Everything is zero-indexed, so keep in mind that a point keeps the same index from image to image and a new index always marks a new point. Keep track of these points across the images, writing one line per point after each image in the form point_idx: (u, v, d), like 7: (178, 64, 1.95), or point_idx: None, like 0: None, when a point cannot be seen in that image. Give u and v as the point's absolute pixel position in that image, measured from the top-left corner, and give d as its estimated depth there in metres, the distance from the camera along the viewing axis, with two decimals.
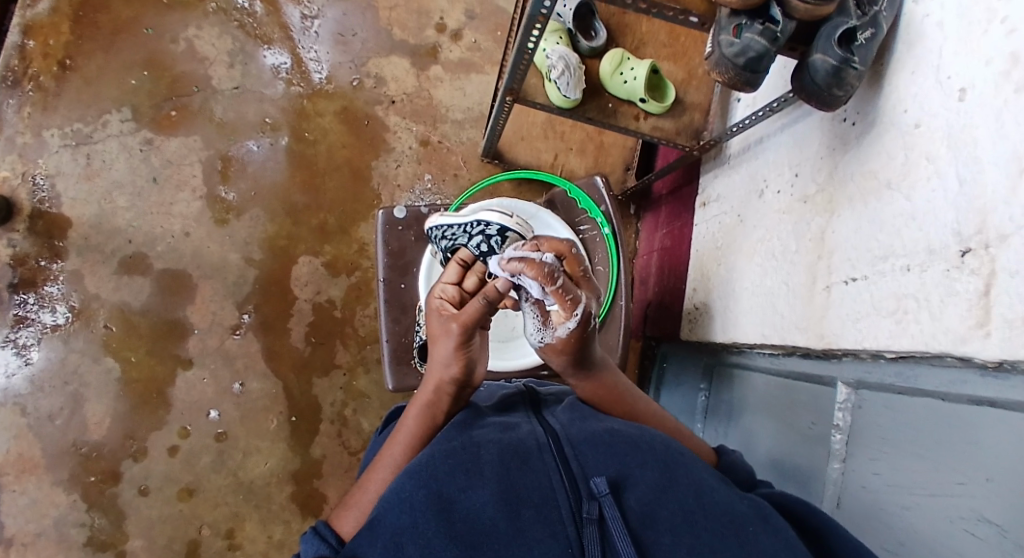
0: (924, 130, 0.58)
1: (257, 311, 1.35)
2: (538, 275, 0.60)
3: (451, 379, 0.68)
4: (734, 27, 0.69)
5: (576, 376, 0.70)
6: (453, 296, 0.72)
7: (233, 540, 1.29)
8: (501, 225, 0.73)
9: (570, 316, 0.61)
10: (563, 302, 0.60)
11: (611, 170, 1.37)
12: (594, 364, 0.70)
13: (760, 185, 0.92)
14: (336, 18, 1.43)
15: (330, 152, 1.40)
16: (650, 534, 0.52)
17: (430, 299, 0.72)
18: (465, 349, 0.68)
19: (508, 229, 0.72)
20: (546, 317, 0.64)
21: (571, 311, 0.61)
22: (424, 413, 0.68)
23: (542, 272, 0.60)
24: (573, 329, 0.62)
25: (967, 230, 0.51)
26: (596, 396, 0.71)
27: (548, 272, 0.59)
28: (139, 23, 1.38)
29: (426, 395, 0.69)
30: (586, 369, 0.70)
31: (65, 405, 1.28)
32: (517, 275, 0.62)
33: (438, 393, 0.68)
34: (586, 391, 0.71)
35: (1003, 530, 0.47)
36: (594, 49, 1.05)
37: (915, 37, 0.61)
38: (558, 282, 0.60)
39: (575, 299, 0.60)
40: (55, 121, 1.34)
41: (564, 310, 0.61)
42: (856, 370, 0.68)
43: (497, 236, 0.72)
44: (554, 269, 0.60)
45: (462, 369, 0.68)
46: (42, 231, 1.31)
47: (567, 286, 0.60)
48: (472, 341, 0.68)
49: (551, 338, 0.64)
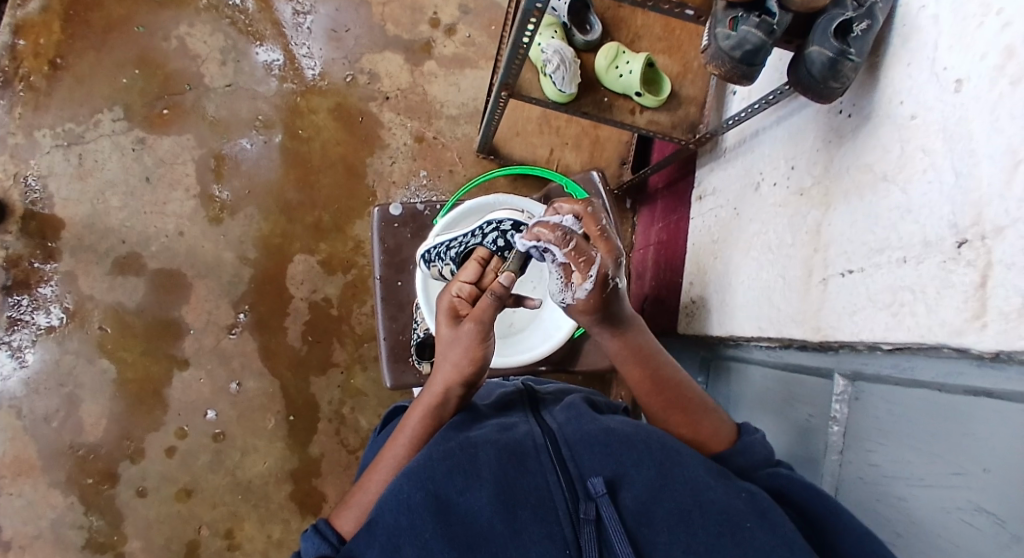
0: (920, 123, 0.57)
1: (252, 310, 1.34)
2: (552, 233, 0.61)
3: (463, 377, 0.67)
4: (731, 19, 0.68)
5: (604, 332, 0.69)
6: (469, 294, 0.70)
7: (232, 539, 1.29)
8: (513, 221, 0.78)
9: (587, 276, 0.61)
10: (578, 262, 0.60)
11: (607, 164, 1.36)
12: (624, 322, 0.68)
13: (756, 179, 0.91)
14: (329, 14, 1.42)
15: (324, 149, 1.39)
16: (647, 534, 0.53)
17: (443, 297, 0.70)
18: (479, 346, 0.67)
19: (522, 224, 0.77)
20: (566, 276, 0.62)
21: (586, 272, 0.60)
22: (425, 416, 0.67)
23: (558, 234, 0.61)
24: (591, 290, 0.61)
25: (962, 223, 0.51)
26: (621, 353, 0.70)
27: (563, 234, 0.61)
28: (130, 21, 1.36)
29: (433, 397, 0.68)
30: (615, 327, 0.68)
31: (61, 406, 1.28)
32: (536, 240, 0.63)
33: (447, 394, 0.68)
34: (613, 347, 0.70)
35: (1000, 521, 0.47)
36: (589, 43, 1.05)
37: (910, 29, 0.61)
38: (571, 244, 0.60)
39: (590, 259, 0.60)
40: (46, 120, 1.33)
41: (580, 270, 0.61)
42: (853, 363, 0.68)
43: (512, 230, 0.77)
44: (568, 231, 0.61)
45: (476, 365, 0.67)
46: (35, 231, 1.30)
47: (582, 247, 0.60)
48: (490, 341, 0.68)
49: (572, 300, 0.63)
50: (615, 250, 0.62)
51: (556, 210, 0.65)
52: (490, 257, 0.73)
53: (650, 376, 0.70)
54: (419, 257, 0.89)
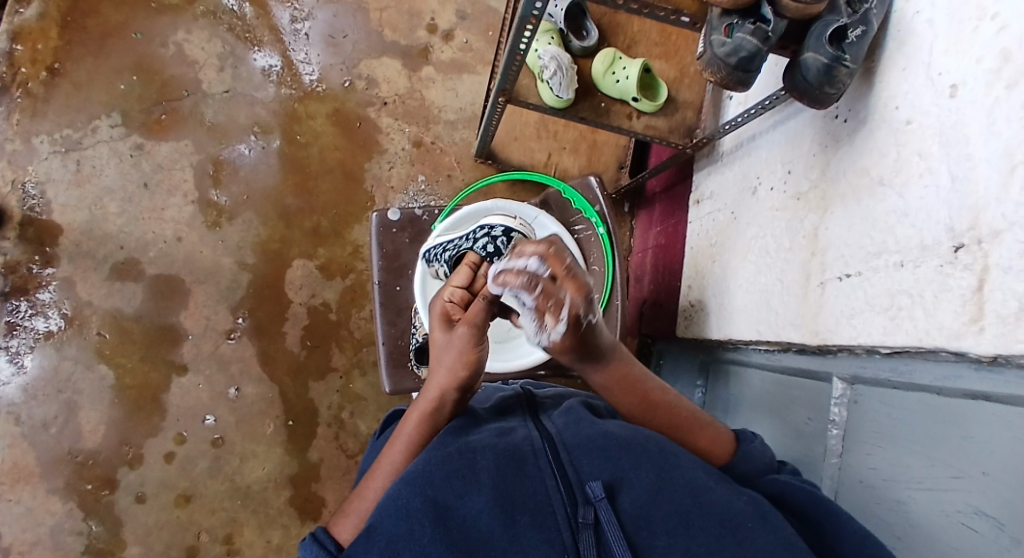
0: (915, 127, 0.58)
1: (251, 315, 1.34)
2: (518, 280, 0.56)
3: (459, 382, 0.67)
4: (726, 26, 0.69)
5: (588, 367, 0.66)
6: (461, 298, 0.70)
7: (231, 545, 1.29)
8: (505, 227, 0.79)
9: (559, 319, 0.56)
10: (546, 307, 0.55)
11: (604, 169, 1.37)
12: (606, 354, 0.65)
13: (753, 183, 0.92)
14: (327, 20, 1.42)
15: (323, 154, 1.39)
16: (646, 537, 0.53)
17: (436, 302, 0.70)
18: (471, 350, 0.67)
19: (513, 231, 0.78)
20: (538, 320, 0.58)
21: (558, 315, 0.56)
22: (420, 421, 0.67)
23: (524, 279, 0.56)
24: (565, 331, 0.58)
25: (959, 227, 0.52)
26: (610, 383, 0.68)
27: (529, 279, 0.55)
28: (128, 28, 1.37)
29: (429, 402, 0.68)
30: (598, 360, 0.65)
31: (59, 412, 1.27)
32: (502, 286, 0.58)
33: (442, 399, 0.67)
34: (600, 379, 0.68)
35: (999, 522, 0.47)
36: (586, 48, 1.05)
37: (905, 35, 0.61)
38: (538, 289, 0.55)
39: (560, 302, 0.55)
40: (44, 127, 1.33)
41: (552, 315, 0.56)
42: (851, 365, 0.68)
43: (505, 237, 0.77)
44: (534, 276, 0.55)
45: (471, 369, 0.67)
46: (33, 238, 1.30)
47: (549, 291, 0.55)
48: (483, 343, 0.67)
49: (550, 340, 0.59)
50: (586, 287, 0.56)
51: (522, 249, 0.58)
52: (481, 262, 0.73)
53: (642, 401, 0.68)
54: (423, 258, 0.92)
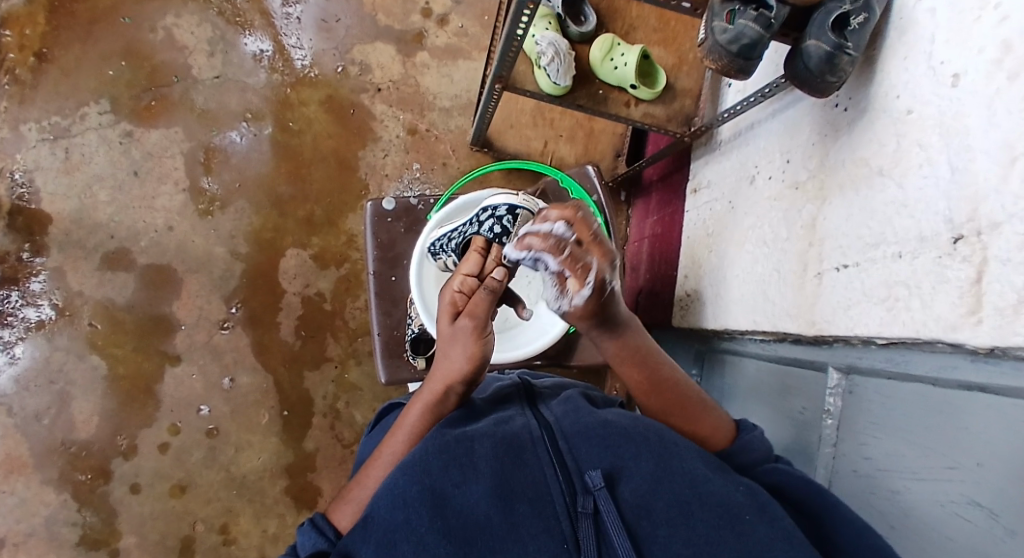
0: (915, 117, 0.57)
1: (244, 305, 1.33)
2: (545, 245, 0.57)
3: (465, 376, 0.66)
4: (728, 12, 0.68)
5: (602, 336, 0.68)
6: (470, 288, 0.67)
7: (228, 535, 1.29)
8: (508, 205, 0.77)
9: (584, 283, 0.58)
10: (573, 272, 0.57)
11: (601, 157, 1.35)
12: (620, 326, 0.67)
13: (751, 172, 0.91)
14: (319, 4, 1.40)
15: (315, 142, 1.37)
16: (646, 527, 0.53)
17: (445, 291, 0.67)
18: (478, 344, 0.66)
19: (516, 207, 0.77)
20: (561, 284, 0.59)
21: (584, 279, 0.57)
22: (427, 408, 0.67)
23: (550, 243, 0.57)
24: (588, 297, 0.59)
25: (958, 218, 0.51)
26: (620, 356, 0.69)
27: (556, 243, 0.56)
28: (115, 11, 1.34)
29: (433, 393, 0.67)
30: (612, 331, 0.67)
31: (52, 403, 1.27)
32: (526, 250, 0.58)
33: (447, 391, 0.67)
34: (611, 349, 0.69)
35: (992, 514, 0.48)
36: (584, 34, 1.03)
37: (907, 21, 0.60)
38: (567, 253, 0.56)
39: (587, 266, 0.57)
40: (32, 114, 1.31)
41: (577, 281, 0.58)
42: (847, 356, 0.68)
43: (507, 215, 0.76)
44: (562, 239, 0.56)
45: (474, 366, 0.66)
46: (23, 227, 1.28)
47: (578, 254, 0.57)
48: (487, 334, 0.66)
49: (569, 307, 0.61)
50: (609, 252, 0.58)
51: (544, 213, 0.59)
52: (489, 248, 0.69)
53: (648, 379, 0.70)
54: (423, 247, 0.91)
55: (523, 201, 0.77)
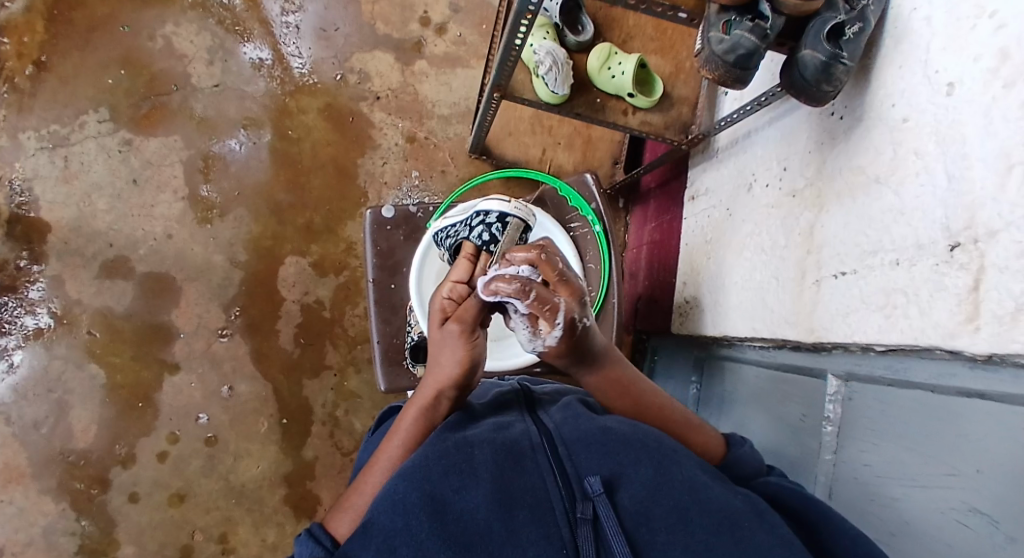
0: (912, 125, 0.58)
1: (243, 313, 1.33)
2: (512, 286, 0.57)
3: (458, 380, 0.67)
4: (724, 23, 0.69)
5: (582, 370, 0.67)
6: (459, 296, 0.68)
7: (226, 544, 1.29)
8: (500, 212, 0.80)
9: (554, 325, 0.58)
10: (542, 313, 0.57)
11: (599, 165, 1.36)
12: (599, 358, 0.66)
13: (749, 179, 0.92)
14: (318, 13, 1.40)
15: (314, 150, 1.38)
16: (645, 533, 0.53)
17: (434, 299, 0.68)
18: (469, 348, 0.66)
19: (507, 214, 0.80)
20: (533, 328, 0.59)
21: (553, 320, 0.57)
22: (422, 414, 0.67)
23: (517, 285, 0.57)
24: (561, 338, 0.59)
25: (955, 225, 0.52)
26: (602, 387, 0.68)
27: (522, 285, 0.57)
28: (114, 20, 1.34)
29: (425, 398, 0.67)
30: (591, 363, 0.66)
31: (50, 412, 1.26)
32: (495, 293, 0.59)
33: (440, 396, 0.67)
34: (593, 382, 0.68)
35: (993, 520, 0.48)
36: (581, 44, 1.04)
37: (902, 32, 0.61)
38: (533, 295, 0.57)
39: (555, 307, 0.57)
40: (31, 122, 1.31)
41: (547, 321, 0.58)
42: (846, 363, 0.68)
43: (498, 221, 0.79)
44: (527, 281, 0.57)
45: (466, 370, 0.66)
46: (21, 235, 1.28)
47: (544, 296, 0.57)
48: (477, 337, 0.67)
49: (544, 348, 0.60)
50: (578, 292, 0.59)
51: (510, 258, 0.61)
52: (478, 254, 0.71)
53: (636, 405, 0.69)
54: (424, 253, 0.92)
55: (513, 209, 0.80)
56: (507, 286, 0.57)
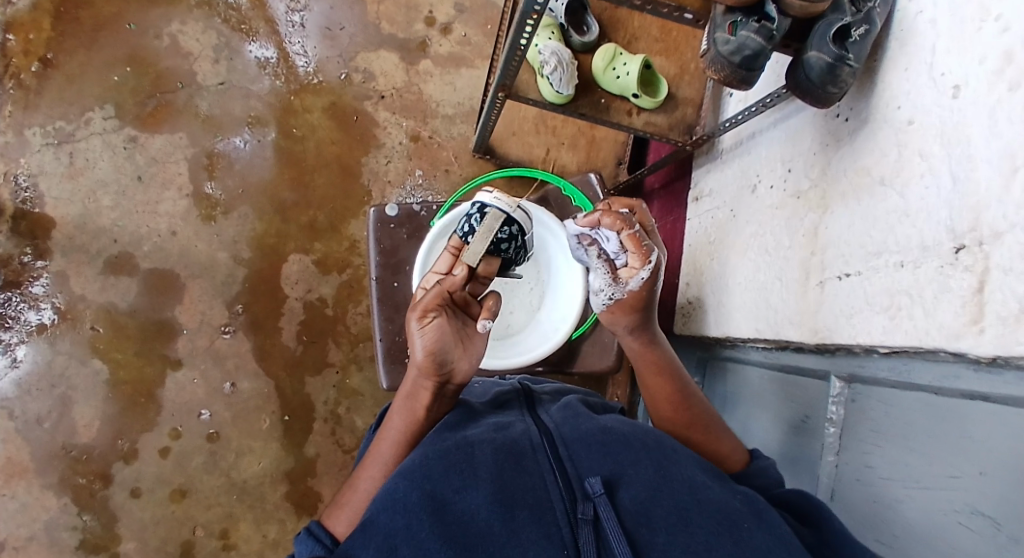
0: (917, 127, 0.58)
1: (246, 310, 1.33)
2: (617, 221, 0.67)
3: (424, 369, 0.66)
4: (730, 24, 0.69)
5: (633, 339, 0.76)
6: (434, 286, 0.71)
7: (228, 540, 1.29)
8: (482, 204, 0.74)
9: (642, 266, 0.69)
10: (639, 249, 0.68)
11: (603, 165, 1.36)
12: (651, 330, 0.76)
13: (753, 181, 0.92)
14: (324, 12, 1.41)
15: (319, 148, 1.38)
16: (646, 534, 0.53)
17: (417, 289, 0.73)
18: (427, 333, 0.66)
19: (488, 206, 0.73)
20: (616, 272, 0.71)
21: (644, 260, 0.69)
22: (408, 412, 0.68)
23: (620, 221, 0.67)
24: (641, 283, 0.70)
25: (960, 227, 0.52)
26: (645, 363, 0.77)
27: (626, 220, 0.66)
28: (121, 18, 1.35)
29: (405, 389, 0.69)
30: (644, 334, 0.76)
31: (53, 408, 1.27)
32: (595, 227, 0.69)
33: (415, 387, 0.68)
34: (639, 355, 0.77)
35: (996, 522, 0.48)
36: (587, 44, 1.04)
37: (907, 34, 0.61)
38: (635, 230, 0.67)
39: (648, 250, 0.69)
40: (36, 119, 1.31)
41: (638, 259, 0.69)
42: (850, 364, 0.68)
43: (477, 213, 0.74)
44: (630, 219, 0.68)
45: (428, 358, 0.66)
46: (26, 231, 1.29)
47: (641, 236, 0.68)
48: (431, 320, 0.66)
49: (621, 294, 0.71)
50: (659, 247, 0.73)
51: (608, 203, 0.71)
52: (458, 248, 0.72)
53: (677, 392, 0.75)
54: (428, 250, 0.92)
55: (494, 200, 0.73)
56: (614, 221, 0.67)
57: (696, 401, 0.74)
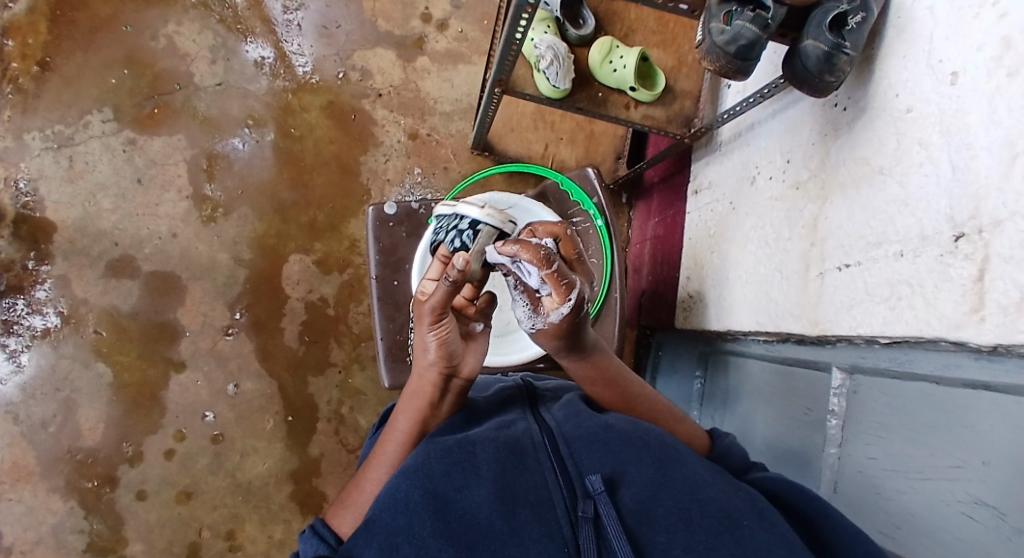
0: (916, 116, 0.57)
1: (248, 311, 1.33)
2: (532, 255, 0.54)
3: (436, 363, 0.66)
4: (725, 14, 0.68)
5: (572, 358, 0.67)
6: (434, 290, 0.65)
7: (234, 541, 1.29)
8: (473, 218, 0.64)
9: (564, 301, 0.56)
10: (557, 287, 0.55)
11: (602, 159, 1.36)
12: (589, 348, 0.67)
13: (752, 173, 0.91)
14: (319, 10, 1.40)
15: (317, 148, 1.38)
16: (646, 532, 0.53)
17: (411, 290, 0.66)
18: (440, 332, 0.65)
19: (479, 222, 0.63)
20: (536, 302, 0.58)
21: (565, 296, 0.56)
22: (414, 411, 0.67)
23: (536, 254, 0.54)
24: (565, 316, 0.57)
25: (959, 216, 0.51)
26: (587, 375, 0.70)
27: (543, 254, 0.54)
28: (117, 20, 1.35)
29: (411, 384, 0.68)
30: (583, 352, 0.67)
31: (58, 411, 1.27)
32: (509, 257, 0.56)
33: (423, 382, 0.67)
34: (581, 371, 0.69)
35: (1000, 513, 0.47)
36: (583, 38, 1.03)
37: (905, 21, 0.60)
38: (554, 265, 0.54)
39: (570, 284, 0.55)
40: (35, 123, 1.32)
41: (558, 294, 0.56)
42: (851, 355, 0.68)
43: (469, 229, 0.64)
44: (551, 251, 0.54)
45: (441, 352, 0.65)
46: (27, 235, 1.29)
47: (562, 270, 0.54)
48: (444, 320, 0.64)
49: (543, 326, 0.59)
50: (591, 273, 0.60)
51: (533, 230, 0.62)
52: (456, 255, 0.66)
53: (621, 394, 0.71)
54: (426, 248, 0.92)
55: (486, 216, 0.63)
56: (528, 255, 0.54)
57: (643, 405, 0.72)
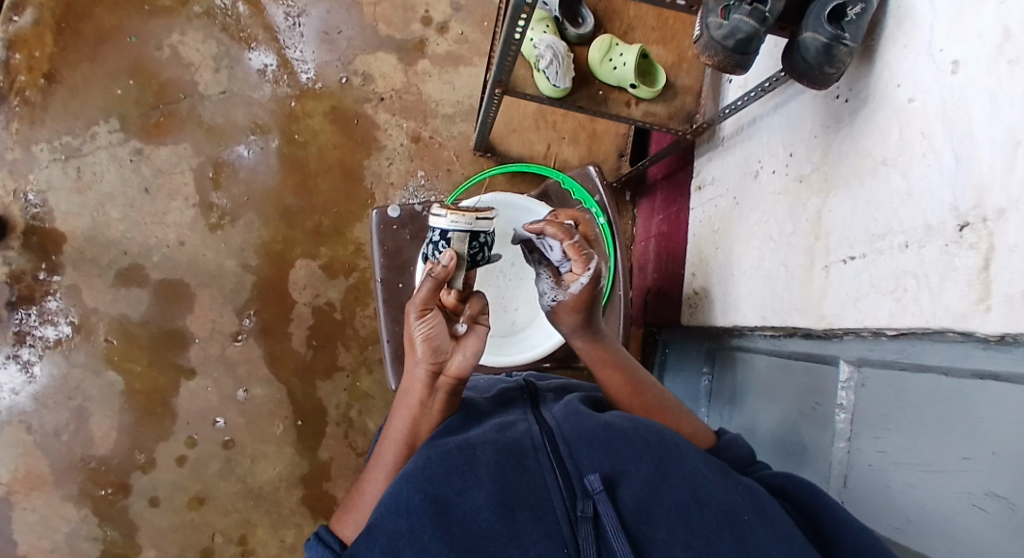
0: (918, 106, 0.57)
1: (256, 317, 1.34)
2: (558, 230, 0.65)
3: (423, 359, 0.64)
4: (722, 8, 0.68)
5: (580, 338, 0.72)
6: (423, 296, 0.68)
7: (246, 545, 1.31)
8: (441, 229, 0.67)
9: (585, 270, 0.65)
10: (578, 256, 0.64)
11: (604, 158, 1.36)
12: (595, 325, 0.72)
13: (755, 167, 0.91)
14: (321, 16, 1.41)
15: (321, 153, 1.39)
16: (645, 531, 0.53)
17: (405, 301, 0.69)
18: (427, 325, 0.64)
19: (449, 230, 0.66)
20: (559, 277, 0.67)
21: (585, 266, 0.65)
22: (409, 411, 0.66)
23: (561, 230, 0.65)
24: (585, 286, 0.66)
25: (964, 206, 0.51)
26: (594, 357, 0.73)
27: (567, 229, 0.65)
28: (121, 31, 1.36)
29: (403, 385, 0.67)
30: (589, 329, 0.72)
31: (70, 419, 1.29)
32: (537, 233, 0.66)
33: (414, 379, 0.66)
34: (588, 352, 0.73)
35: (1010, 506, 0.47)
36: (582, 36, 1.03)
37: (905, 11, 0.60)
38: (575, 238, 0.65)
39: (589, 256, 0.65)
40: (43, 135, 1.33)
41: (579, 265, 0.65)
42: (858, 348, 0.67)
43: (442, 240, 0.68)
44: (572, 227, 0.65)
45: (427, 347, 0.64)
46: (37, 246, 1.31)
47: (582, 244, 0.65)
48: (429, 313, 0.64)
49: (563, 298, 0.68)
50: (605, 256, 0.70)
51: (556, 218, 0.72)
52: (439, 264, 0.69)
53: (629, 381, 0.72)
54: None
55: (452, 222, 0.65)
56: (555, 230, 0.65)
57: (650, 394, 0.72)
